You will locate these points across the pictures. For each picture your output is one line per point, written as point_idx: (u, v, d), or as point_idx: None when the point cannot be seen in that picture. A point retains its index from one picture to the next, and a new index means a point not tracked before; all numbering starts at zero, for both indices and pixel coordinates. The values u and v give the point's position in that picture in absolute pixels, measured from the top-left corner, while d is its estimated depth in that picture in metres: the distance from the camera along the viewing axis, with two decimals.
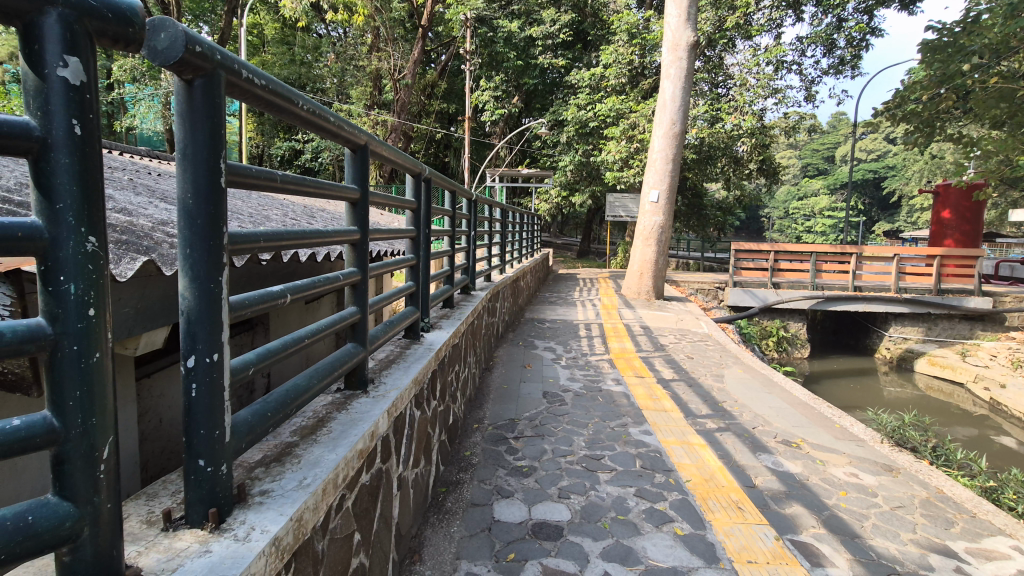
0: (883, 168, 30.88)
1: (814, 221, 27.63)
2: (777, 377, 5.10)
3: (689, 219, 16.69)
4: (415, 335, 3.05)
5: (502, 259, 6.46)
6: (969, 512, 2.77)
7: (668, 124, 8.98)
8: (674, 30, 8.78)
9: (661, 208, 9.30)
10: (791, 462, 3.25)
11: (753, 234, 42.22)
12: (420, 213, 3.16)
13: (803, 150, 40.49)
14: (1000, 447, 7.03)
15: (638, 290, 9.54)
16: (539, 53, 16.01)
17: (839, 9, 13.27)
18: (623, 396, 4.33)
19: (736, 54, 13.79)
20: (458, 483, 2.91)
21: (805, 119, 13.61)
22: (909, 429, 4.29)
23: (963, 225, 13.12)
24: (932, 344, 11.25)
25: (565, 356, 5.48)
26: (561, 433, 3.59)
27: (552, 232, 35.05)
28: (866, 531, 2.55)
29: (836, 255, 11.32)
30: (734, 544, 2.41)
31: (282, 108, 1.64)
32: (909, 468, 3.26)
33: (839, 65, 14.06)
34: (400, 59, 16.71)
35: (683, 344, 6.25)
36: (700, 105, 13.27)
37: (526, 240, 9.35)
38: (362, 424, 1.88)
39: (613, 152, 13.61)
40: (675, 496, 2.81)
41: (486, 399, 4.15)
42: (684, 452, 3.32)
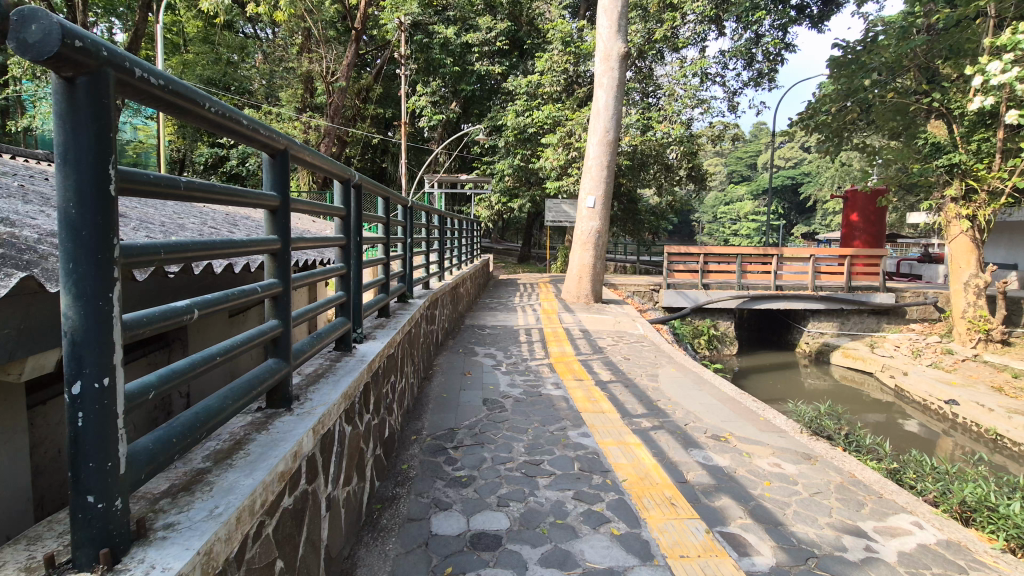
0: (799, 175, 33.31)
1: (739, 225, 29.29)
2: (707, 374, 5.34)
3: (626, 223, 17.21)
4: (346, 346, 2.93)
5: (440, 266, 6.39)
6: (877, 493, 2.99)
7: (602, 131, 9.21)
8: (606, 41, 9.06)
9: (597, 213, 9.50)
10: (719, 456, 3.40)
11: (685, 238, 44.09)
12: (350, 220, 3.04)
13: (727, 156, 42.85)
14: (905, 431, 7.69)
15: (578, 293, 9.74)
16: (476, 60, 16.01)
17: (756, 25, 14.13)
18: (562, 399, 4.38)
19: (665, 66, 14.44)
20: (394, 499, 2.82)
21: (729, 128, 14.36)
22: (824, 419, 4.57)
23: (869, 227, 14.31)
24: (845, 337, 12.18)
25: (506, 362, 5.49)
26: (501, 440, 3.56)
27: (494, 237, 35.24)
28: (788, 518, 2.69)
29: (759, 257, 12.03)
30: (668, 540, 2.48)
31: (186, 110, 1.53)
32: (825, 456, 3.48)
33: (757, 78, 14.98)
34: (332, 62, 16.36)
35: (620, 346, 6.42)
36: (632, 114, 13.77)
37: (466, 247, 9.31)
38: (283, 444, 1.78)
39: (552, 159, 13.86)
40: (612, 496, 2.85)
41: (425, 409, 4.07)
42: (621, 452, 3.40)
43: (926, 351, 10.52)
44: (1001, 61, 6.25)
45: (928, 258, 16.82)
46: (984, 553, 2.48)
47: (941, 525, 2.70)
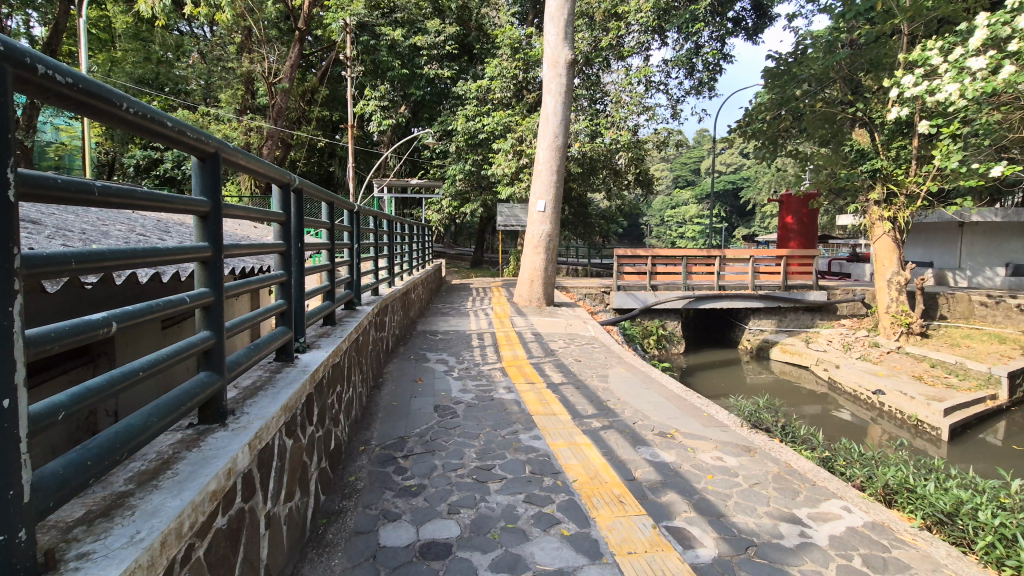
0: (739, 180, 34.93)
1: (685, 228, 30.35)
2: (655, 373, 5.48)
3: (577, 227, 17.46)
4: (288, 357, 2.83)
5: (390, 272, 6.29)
6: (810, 481, 3.16)
7: (551, 136, 9.31)
8: (553, 47, 9.17)
9: (548, 217, 9.56)
10: (665, 452, 3.49)
11: (635, 240, 45.23)
12: (290, 225, 2.93)
13: (672, 161, 44.37)
14: (838, 421, 8.16)
15: (530, 297, 9.84)
16: (425, 63, 15.91)
17: (696, 37, 14.70)
18: (514, 403, 4.38)
19: (611, 74, 14.80)
20: (340, 513, 2.74)
21: (673, 135, 14.87)
22: (763, 412, 4.77)
23: (803, 229, 15.16)
24: (783, 333, 12.82)
25: (457, 367, 5.45)
26: (452, 446, 3.53)
27: (446, 242, 35.00)
28: (729, 509, 2.80)
29: (703, 258, 12.50)
30: (616, 537, 2.52)
31: (102, 111, 1.44)
32: (763, 447, 3.64)
33: (698, 86, 15.58)
34: (275, 63, 15.88)
35: (571, 348, 6.50)
36: (580, 120, 14.04)
37: (416, 252, 9.21)
38: (215, 462, 1.70)
39: (503, 165, 13.89)
40: (562, 497, 2.88)
41: (374, 418, 3.98)
42: (571, 453, 3.43)
43: (855, 345, 11.19)
44: (913, 75, 6.78)
45: (855, 257, 17.97)
46: (904, 531, 2.66)
47: (868, 508, 2.87)
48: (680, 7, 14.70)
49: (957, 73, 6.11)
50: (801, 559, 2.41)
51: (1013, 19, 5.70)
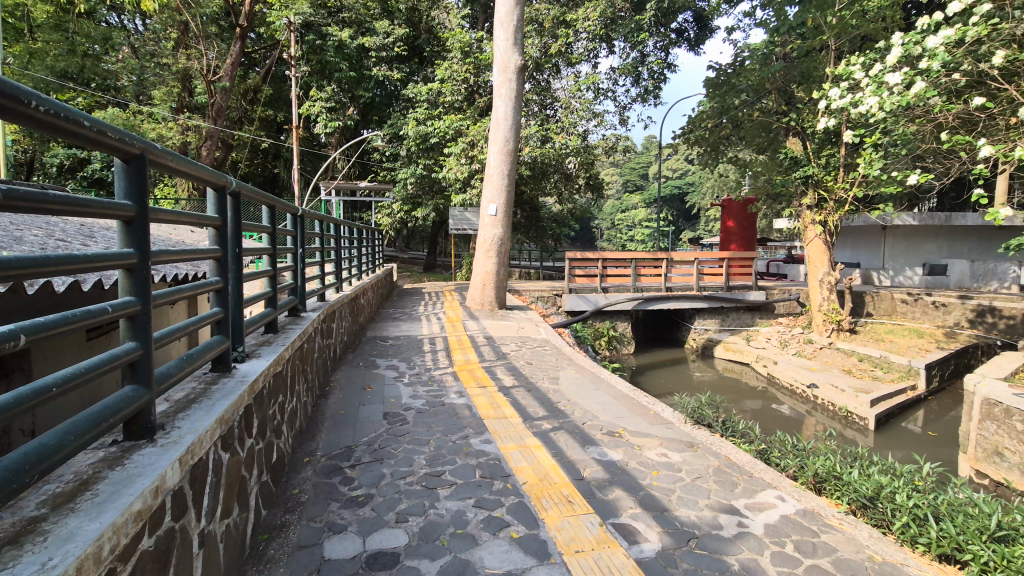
0: (685, 185, 36.26)
1: (634, 231, 31.20)
2: (604, 374, 5.60)
3: (529, 230, 17.56)
4: (225, 367, 2.71)
5: (338, 277, 6.14)
6: (748, 473, 3.31)
7: (502, 140, 9.34)
8: (503, 52, 9.21)
9: (500, 220, 9.58)
10: (613, 451, 3.57)
11: (586, 243, 46.00)
12: (227, 230, 2.81)
13: (622, 166, 45.50)
14: (776, 415, 8.60)
15: (482, 300, 9.87)
16: (373, 65, 15.68)
17: (641, 46, 15.17)
18: (465, 408, 4.36)
19: (561, 80, 15.05)
20: (283, 527, 2.65)
21: (621, 141, 15.26)
22: (706, 408, 4.95)
23: (743, 232, 15.89)
24: (726, 332, 13.38)
25: (408, 373, 5.38)
26: (401, 454, 3.48)
27: (398, 245, 34.47)
28: (673, 504, 2.89)
29: (651, 261, 12.88)
30: (564, 537, 2.55)
31: (7, 108, 1.33)
32: (705, 442, 3.78)
33: (644, 94, 16.06)
34: (214, 60, 15.22)
35: (523, 351, 6.54)
36: (531, 125, 14.16)
37: (366, 256, 9.04)
38: (142, 480, 1.61)
39: (455, 169, 13.84)
40: (512, 500, 2.89)
41: (320, 428, 3.87)
42: (521, 455, 3.45)
43: (791, 342, 11.81)
44: (839, 89, 7.25)
45: (791, 258, 18.99)
46: (832, 517, 2.83)
47: (800, 497, 3.03)
48: (626, 17, 15.13)
49: (877, 87, 6.58)
50: (738, 548, 2.52)
51: (923, 39, 6.22)
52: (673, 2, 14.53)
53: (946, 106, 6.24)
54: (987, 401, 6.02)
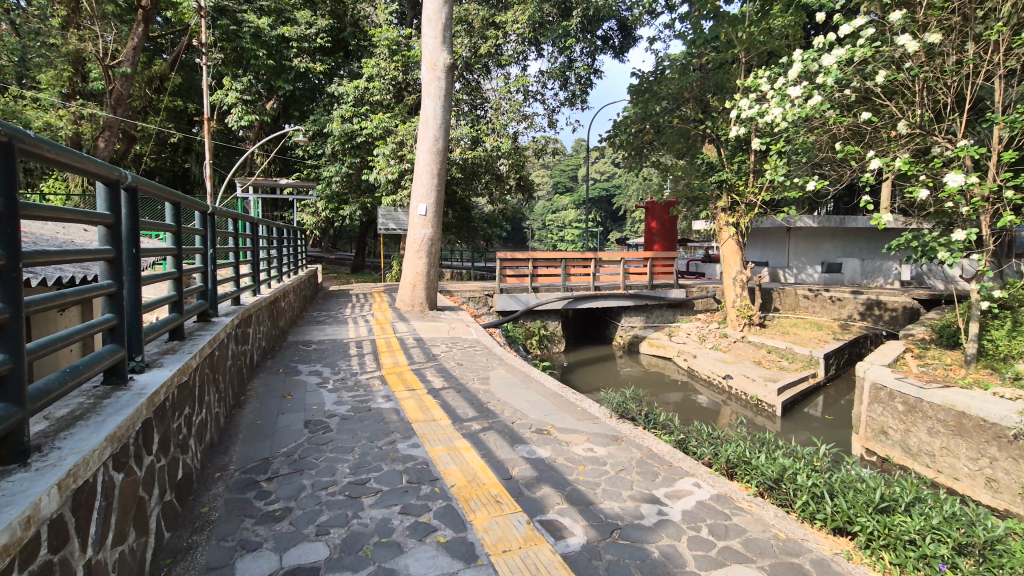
0: (611, 187, 37.59)
1: (565, 232, 31.90)
2: (534, 372, 5.67)
3: (460, 231, 17.38)
4: (119, 378, 2.46)
5: (255, 279, 5.79)
6: (668, 462, 3.47)
7: (431, 139, 9.19)
8: (431, 50, 9.07)
9: (430, 220, 9.42)
10: (541, 449, 3.62)
11: (518, 243, 46.36)
12: (121, 230, 2.56)
13: (552, 168, 46.36)
14: (696, 407, 9.10)
15: (412, 302, 9.69)
16: (294, 56, 14.97)
17: (568, 51, 15.50)
18: (392, 412, 4.25)
19: (491, 81, 15.09)
20: (189, 549, 2.45)
21: (550, 143, 15.53)
22: (630, 402, 5.12)
23: (665, 233, 16.66)
24: (650, 328, 13.98)
25: (332, 379, 5.17)
26: (323, 463, 3.33)
27: (324, 246, 33.13)
28: (598, 497, 2.97)
29: (580, 261, 13.20)
30: (492, 537, 2.55)
31: None
32: (629, 435, 3.92)
33: (572, 98, 16.44)
34: (112, 43, 13.90)
35: (454, 352, 6.48)
36: (462, 126, 14.05)
37: (287, 257, 8.60)
38: (10, 510, 1.42)
39: (384, 169, 13.52)
40: (439, 504, 2.85)
41: (234, 440, 3.63)
42: (449, 458, 3.41)
43: (709, 336, 12.54)
44: (748, 99, 7.78)
45: (708, 258, 20.15)
46: (742, 500, 3.02)
47: (714, 482, 3.21)
48: (554, 21, 15.43)
49: (781, 99, 7.11)
50: (658, 536, 2.62)
51: (819, 57, 6.80)
52: (598, 10, 14.98)
53: (839, 119, 6.85)
54: (875, 386, 6.66)
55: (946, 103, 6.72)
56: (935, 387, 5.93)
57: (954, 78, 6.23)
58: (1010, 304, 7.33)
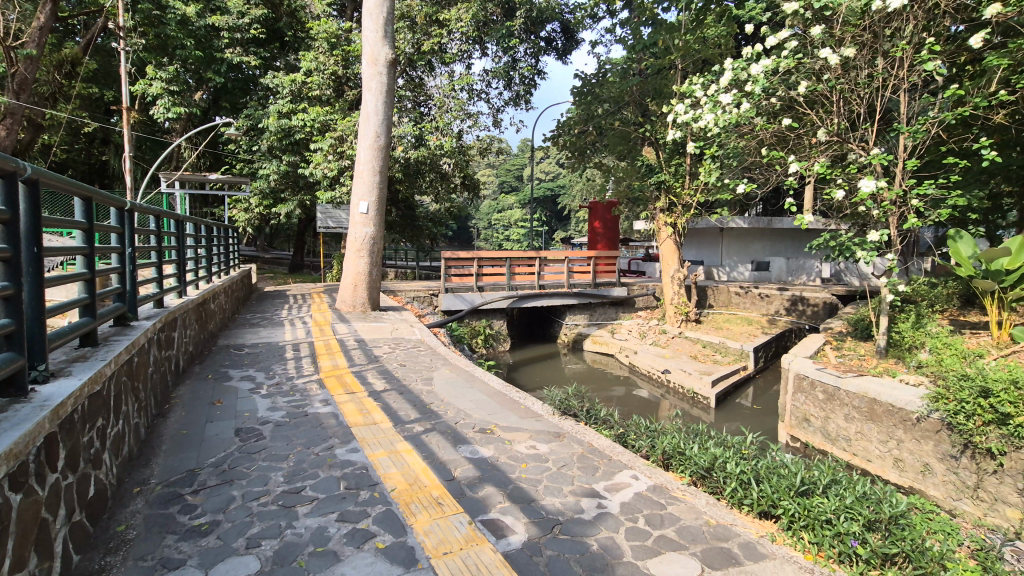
0: (556, 187, 38.10)
1: (510, 231, 32.03)
2: (478, 372, 5.65)
3: (404, 230, 17.07)
4: (18, 389, 2.24)
5: (180, 279, 5.43)
6: (608, 456, 3.56)
7: (372, 136, 8.97)
8: (372, 44, 8.84)
9: (372, 219, 9.18)
10: (484, 448, 3.61)
11: (464, 243, 46.06)
12: (19, 226, 2.32)
13: (497, 167, 46.41)
14: (637, 401, 9.39)
15: (353, 302, 9.42)
16: (224, 47, 14.25)
17: (512, 51, 15.55)
18: (331, 416, 4.12)
19: (434, 78, 14.91)
20: (102, 572, 2.27)
21: (495, 142, 15.53)
22: (572, 399, 5.20)
23: (608, 233, 17.07)
24: (593, 326, 14.28)
25: (267, 384, 4.93)
26: (255, 473, 3.17)
27: (259, 245, 31.67)
28: (540, 494, 3.00)
29: (525, 260, 13.27)
30: (432, 540, 2.52)
31: None
32: (572, 432, 3.98)
33: (516, 99, 16.50)
34: (14, 21, 12.67)
35: (396, 353, 6.36)
36: (405, 123, 13.77)
37: (218, 256, 8.13)
38: None
39: (324, 166, 13.08)
40: (378, 509, 2.78)
41: (156, 453, 3.39)
42: (390, 461, 3.34)
43: (649, 333, 12.97)
44: (683, 105, 8.10)
45: (649, 257, 20.81)
46: (677, 490, 3.14)
47: (651, 474, 3.33)
48: (498, 21, 15.44)
49: (714, 105, 7.45)
50: (597, 529, 2.68)
51: (748, 66, 7.16)
52: (541, 11, 15.14)
53: (766, 126, 7.25)
54: (799, 376, 7.10)
55: (859, 114, 7.24)
56: (850, 376, 6.40)
57: (866, 90, 6.74)
58: (914, 298, 8.03)
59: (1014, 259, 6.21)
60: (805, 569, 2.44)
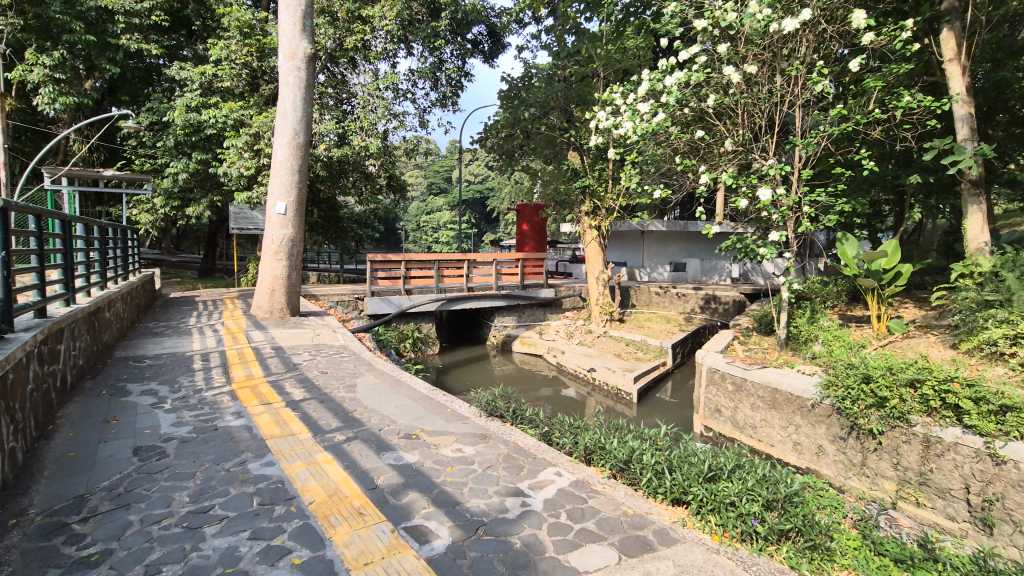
0: (485, 189, 38.20)
1: (439, 233, 31.72)
2: (404, 377, 5.57)
3: (327, 231, 16.42)
4: None
5: (68, 286, 4.91)
6: (532, 455, 3.63)
7: (290, 133, 8.56)
8: (289, 37, 8.44)
9: (290, 220, 8.76)
10: (409, 454, 3.56)
11: (392, 245, 45.04)
12: None
13: (425, 169, 45.85)
14: (564, 400, 9.63)
15: (271, 308, 8.96)
16: (122, 32, 13.04)
17: (438, 52, 15.43)
18: (244, 429, 3.89)
19: (358, 75, 14.51)
20: None
21: (422, 143, 15.34)
22: (500, 400, 5.24)
23: (535, 235, 17.36)
24: (522, 327, 14.46)
25: (172, 398, 4.58)
26: (156, 494, 2.94)
27: (164, 247, 29.23)
28: (465, 496, 3.01)
29: (454, 262, 13.19)
30: (353, 551, 2.45)
31: None
32: (498, 432, 4.03)
33: (443, 100, 16.39)
34: None
35: (318, 360, 6.12)
36: (326, 120, 13.26)
37: (114, 260, 7.44)
38: None
39: (237, 163, 12.32)
40: (295, 524, 2.67)
41: (36, 479, 3.05)
42: (308, 473, 3.21)
43: (575, 333, 13.34)
44: (605, 112, 8.42)
45: (575, 259, 21.37)
46: (598, 483, 3.26)
47: (574, 469, 3.43)
48: (423, 20, 15.27)
49: (632, 114, 7.82)
50: (521, 527, 2.73)
51: (663, 78, 7.57)
52: (466, 14, 15.20)
53: (680, 135, 7.69)
54: (712, 369, 7.58)
55: (761, 126, 7.86)
56: (755, 368, 6.91)
57: (766, 105, 7.32)
58: (809, 295, 8.83)
59: (890, 260, 7.00)
60: (712, 550, 2.62)
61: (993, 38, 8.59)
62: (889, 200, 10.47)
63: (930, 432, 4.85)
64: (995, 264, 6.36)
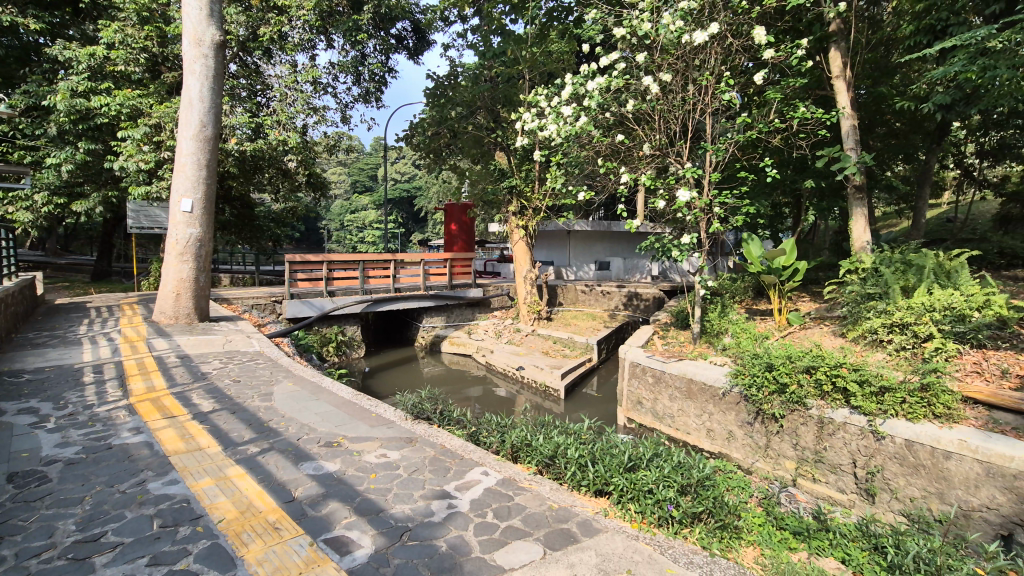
0: (412, 188, 37.51)
1: (365, 233, 30.74)
2: (325, 382, 5.35)
3: (241, 230, 15.43)
4: None
5: None
6: (459, 456, 3.61)
7: (196, 125, 7.94)
8: (194, 22, 7.82)
9: (197, 219, 8.14)
10: (330, 462, 3.42)
11: (314, 245, 43.13)
12: None
13: (349, 166, 44.29)
14: (492, 399, 9.69)
15: (176, 313, 8.30)
16: None
17: (360, 46, 14.94)
18: (143, 446, 3.57)
19: (273, 66, 13.74)
20: None
21: (344, 140, 14.79)
22: (426, 402, 5.16)
23: (463, 234, 17.29)
24: (450, 328, 14.33)
25: (56, 415, 4.10)
26: (36, 524, 2.63)
27: (48, 248, 26.14)
28: (389, 502, 2.93)
29: (380, 262, 12.82)
30: (267, 569, 2.32)
31: None
32: (424, 435, 3.97)
33: (366, 95, 15.90)
34: None
35: (230, 368, 5.73)
36: (238, 113, 12.45)
37: None
38: None
39: (135, 157, 11.27)
40: (202, 544, 2.48)
41: None
42: (217, 490, 3.00)
43: (504, 331, 13.44)
44: (530, 114, 8.53)
45: (503, 258, 21.48)
46: (523, 480, 3.30)
47: (500, 468, 3.46)
48: (344, 13, 14.71)
49: (557, 117, 7.99)
50: (447, 529, 2.71)
51: (585, 83, 7.78)
52: (390, 9, 14.79)
53: (601, 138, 7.94)
54: (633, 363, 7.90)
55: (676, 132, 8.28)
56: (673, 361, 7.29)
57: (680, 112, 7.73)
58: (720, 291, 9.41)
59: (789, 258, 7.62)
60: (631, 537, 2.73)
61: (872, 59, 9.57)
62: (788, 203, 11.40)
63: (824, 414, 5.33)
64: (874, 262, 7.12)
